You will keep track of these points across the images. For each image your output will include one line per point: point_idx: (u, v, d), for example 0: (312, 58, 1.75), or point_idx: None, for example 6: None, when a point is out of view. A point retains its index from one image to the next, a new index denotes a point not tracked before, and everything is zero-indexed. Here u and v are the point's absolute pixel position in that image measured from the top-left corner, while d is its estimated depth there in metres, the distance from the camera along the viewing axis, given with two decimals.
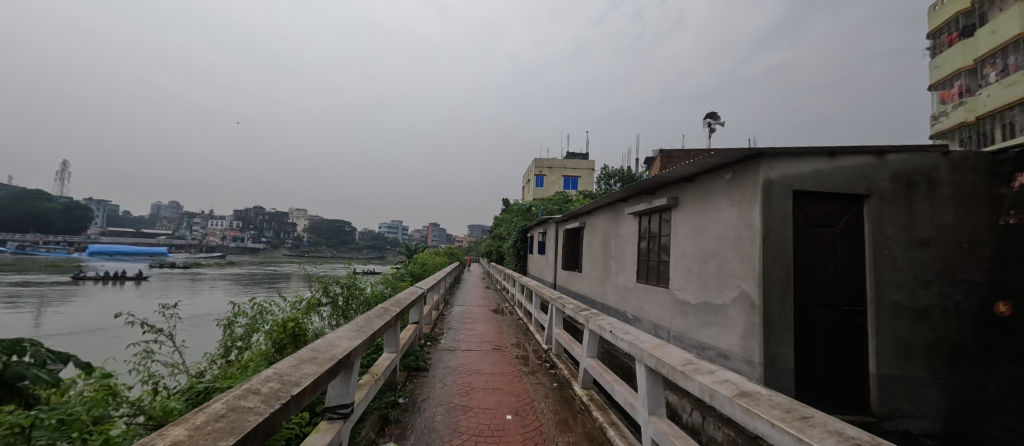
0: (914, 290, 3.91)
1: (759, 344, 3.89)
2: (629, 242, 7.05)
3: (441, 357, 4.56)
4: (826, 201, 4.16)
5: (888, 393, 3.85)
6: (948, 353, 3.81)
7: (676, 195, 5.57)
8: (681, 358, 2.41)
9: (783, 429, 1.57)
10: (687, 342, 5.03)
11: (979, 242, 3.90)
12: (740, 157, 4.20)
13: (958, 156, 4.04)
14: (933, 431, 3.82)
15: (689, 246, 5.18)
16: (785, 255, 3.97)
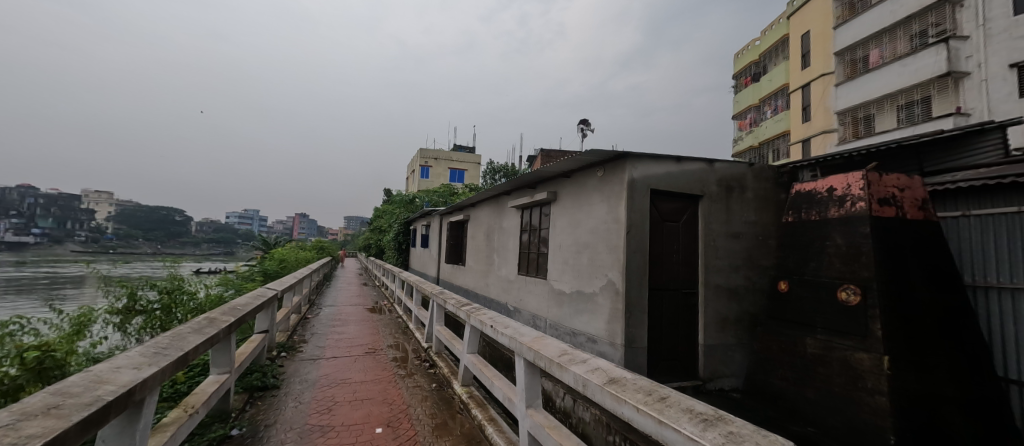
0: (729, 274, 4.77)
1: (621, 327, 4.25)
2: (511, 235, 7.14)
3: (298, 370, 3.89)
4: (674, 199, 4.72)
5: (711, 359, 4.63)
6: (747, 323, 4.80)
7: (555, 190, 5.79)
8: (557, 349, 2.40)
9: (645, 412, 1.62)
10: (562, 329, 5.28)
11: (768, 236, 5.01)
12: (609, 156, 4.51)
13: (760, 167, 5.03)
14: (737, 385, 4.76)
15: (566, 239, 5.43)
16: (643, 246, 4.40)
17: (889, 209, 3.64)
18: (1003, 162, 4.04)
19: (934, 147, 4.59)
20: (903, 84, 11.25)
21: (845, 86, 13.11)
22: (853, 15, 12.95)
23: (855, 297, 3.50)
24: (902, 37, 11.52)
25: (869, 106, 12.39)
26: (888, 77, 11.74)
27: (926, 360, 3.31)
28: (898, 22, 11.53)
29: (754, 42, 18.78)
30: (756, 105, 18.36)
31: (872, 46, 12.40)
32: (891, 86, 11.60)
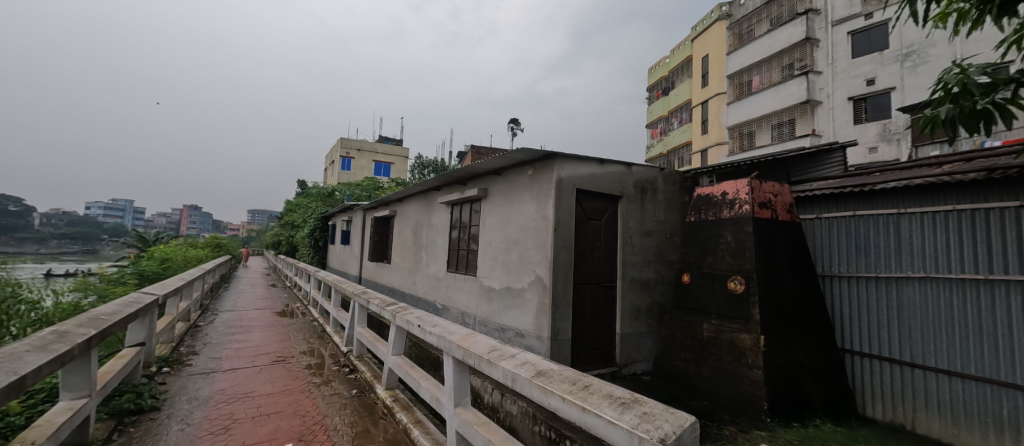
0: (643, 268, 5.12)
1: (548, 321, 4.33)
2: (440, 232, 6.95)
3: (185, 387, 3.36)
4: (598, 198, 4.93)
5: (626, 347, 4.94)
6: (657, 312, 5.22)
7: (486, 187, 5.73)
8: (486, 345, 2.35)
9: (571, 402, 1.69)
10: (491, 326, 5.26)
11: (676, 233, 5.47)
12: (537, 155, 4.57)
13: (670, 172, 5.48)
14: (648, 369, 5.14)
15: (496, 236, 5.40)
16: (569, 243, 4.54)
17: (767, 212, 4.12)
18: (841, 178, 4.71)
19: (795, 161, 6.28)
20: (774, 107, 13.72)
21: (734, 105, 15.18)
22: (741, 44, 15.10)
23: (739, 285, 3.94)
24: (776, 67, 13.91)
25: (752, 123, 14.56)
26: (765, 101, 14.04)
27: (799, 338, 3.86)
28: (774, 55, 13.89)
29: (664, 60, 20.48)
30: (665, 117, 20.02)
31: (754, 73, 14.63)
32: (768, 107, 13.92)
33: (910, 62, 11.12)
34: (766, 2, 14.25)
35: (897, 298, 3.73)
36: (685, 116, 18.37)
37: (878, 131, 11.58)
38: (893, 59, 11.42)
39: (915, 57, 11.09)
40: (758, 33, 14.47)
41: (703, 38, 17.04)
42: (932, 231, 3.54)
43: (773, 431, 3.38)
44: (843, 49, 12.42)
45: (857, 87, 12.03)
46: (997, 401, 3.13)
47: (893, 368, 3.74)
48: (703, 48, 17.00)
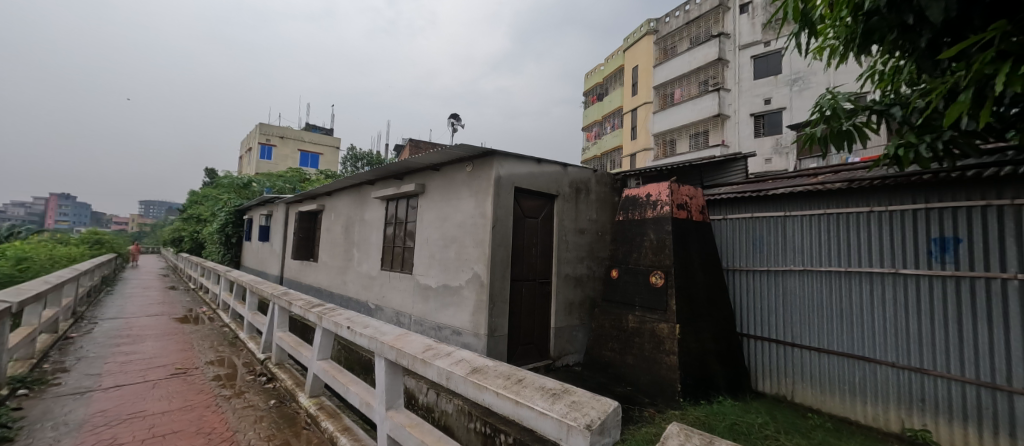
0: (576, 264, 5.31)
1: (484, 317, 4.31)
2: (373, 228, 6.62)
3: (51, 411, 2.83)
4: (535, 197, 5.00)
5: (560, 340, 5.09)
6: (589, 306, 5.45)
7: (423, 183, 5.56)
8: (420, 344, 2.27)
9: (504, 396, 1.72)
10: (427, 324, 5.12)
11: (607, 231, 5.75)
12: (476, 152, 4.52)
13: (603, 174, 5.74)
14: (579, 360, 5.35)
15: (433, 233, 5.26)
16: (507, 240, 4.56)
17: (684, 213, 4.48)
18: (744, 183, 5.23)
19: (706, 166, 7.05)
20: (694, 119, 14.96)
21: (659, 114, 16.21)
22: (666, 59, 16.14)
23: (660, 279, 4.24)
24: (694, 82, 15.22)
25: (673, 132, 15.81)
26: (685, 112, 15.29)
27: (710, 326, 4.27)
28: (692, 71, 15.18)
29: (598, 68, 21.42)
30: (599, 121, 21.01)
31: (676, 86, 15.85)
32: (688, 119, 15.17)
33: (797, 85, 12.81)
34: (687, 23, 15.61)
35: (783, 288, 4.23)
36: (616, 122, 19.43)
37: (773, 145, 13.23)
38: (785, 82, 13.11)
39: (801, 83, 12.80)
40: (680, 50, 15.72)
41: (633, 49, 18.12)
42: (810, 230, 4.04)
43: (684, 410, 3.70)
44: (748, 70, 13.94)
45: (757, 105, 13.60)
46: (855, 373, 3.66)
47: (779, 348, 4.23)
48: (633, 59, 18.06)
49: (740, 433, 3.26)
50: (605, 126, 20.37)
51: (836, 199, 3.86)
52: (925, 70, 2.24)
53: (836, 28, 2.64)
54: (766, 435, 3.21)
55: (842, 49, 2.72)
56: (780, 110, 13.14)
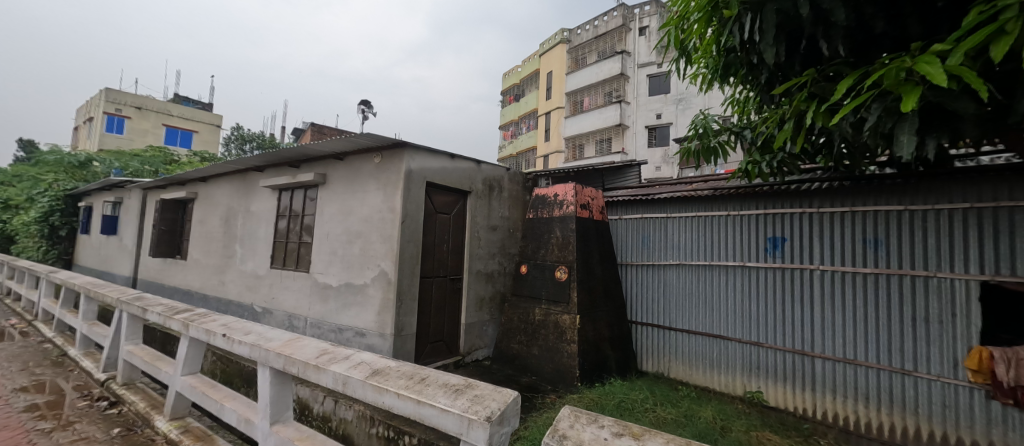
0: (487, 260, 5.38)
1: (391, 316, 4.15)
2: (263, 221, 5.91)
3: None
4: (448, 192, 4.95)
5: (469, 336, 5.12)
6: (498, 301, 5.56)
7: (324, 172, 5.12)
8: (316, 348, 2.11)
9: (405, 396, 1.68)
10: (325, 327, 4.74)
11: (518, 229, 5.94)
12: (386, 142, 4.32)
13: (515, 173, 5.91)
14: (488, 354, 5.44)
15: (335, 227, 4.89)
16: (416, 236, 4.44)
17: (586, 212, 4.84)
18: (638, 187, 5.81)
19: (608, 171, 7.71)
20: (599, 126, 16.12)
21: (571, 119, 17.24)
22: (577, 68, 17.19)
23: (564, 274, 4.52)
24: (601, 92, 16.41)
25: (582, 137, 16.91)
26: (592, 119, 16.48)
27: (606, 315, 4.68)
28: (598, 82, 16.35)
29: (515, 69, 21.89)
30: (515, 121, 21.50)
31: (585, 95, 16.97)
32: (594, 126, 16.37)
33: (681, 105, 14.61)
34: (595, 37, 16.78)
35: (663, 279, 4.80)
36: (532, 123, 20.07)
37: (662, 155, 14.93)
38: (672, 101, 14.78)
39: (683, 103, 14.62)
40: (590, 61, 16.86)
41: (548, 55, 18.90)
42: (684, 229, 4.65)
43: (581, 393, 4.00)
44: (644, 87, 15.44)
45: (651, 118, 15.19)
46: (714, 349, 4.32)
47: (659, 331, 4.80)
48: (548, 65, 18.84)
49: (626, 410, 3.65)
50: (521, 126, 20.91)
51: (704, 204, 4.50)
52: (765, 102, 2.76)
53: (704, 59, 3.08)
54: (647, 409, 3.65)
55: (709, 78, 3.19)
56: (668, 125, 14.83)
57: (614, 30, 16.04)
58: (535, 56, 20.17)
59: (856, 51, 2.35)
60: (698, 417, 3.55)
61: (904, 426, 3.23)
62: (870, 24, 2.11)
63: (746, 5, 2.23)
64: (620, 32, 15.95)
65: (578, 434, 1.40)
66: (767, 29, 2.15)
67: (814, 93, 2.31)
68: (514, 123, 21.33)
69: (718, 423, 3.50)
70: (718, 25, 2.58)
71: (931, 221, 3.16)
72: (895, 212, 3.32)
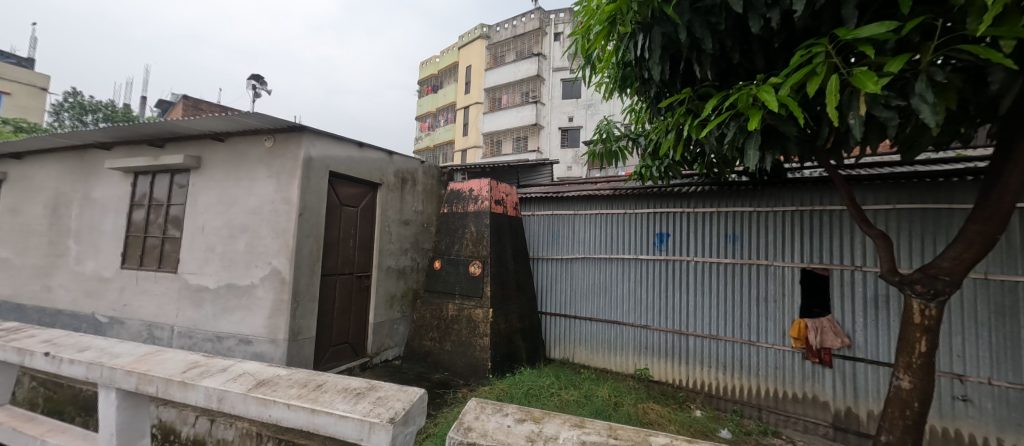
0: (399, 256, 5.15)
1: (285, 319, 3.74)
2: (112, 210, 4.88)
3: None
4: (354, 184, 4.61)
5: (378, 336, 4.85)
6: (410, 298, 5.37)
7: (198, 155, 4.40)
8: (182, 361, 1.82)
9: (296, 406, 1.53)
10: (200, 336, 4.10)
11: (431, 223, 5.78)
12: (280, 125, 3.86)
13: (429, 166, 5.73)
14: (399, 353, 5.22)
15: (212, 219, 4.24)
16: (316, 230, 4.06)
17: (500, 208, 4.90)
18: (551, 185, 6.04)
19: (523, 168, 7.90)
20: (515, 125, 16.44)
21: (489, 115, 17.33)
22: (496, 65, 17.32)
23: (478, 269, 4.54)
24: (518, 92, 16.73)
25: (499, 134, 17.10)
26: (509, 116, 16.75)
27: (518, 308, 4.81)
28: (515, 82, 16.66)
29: (433, 59, 21.19)
30: (432, 113, 20.88)
31: (503, 92, 17.17)
32: (511, 123, 16.66)
33: (590, 111, 15.62)
34: (514, 36, 17.03)
35: (570, 272, 5.10)
36: (450, 116, 19.70)
37: (574, 156, 15.80)
38: (582, 105, 15.71)
39: (592, 109, 15.66)
40: (508, 60, 17.09)
41: (468, 49, 18.65)
42: (588, 225, 4.98)
43: (492, 384, 4.06)
44: (558, 91, 16.14)
45: (564, 121, 15.97)
46: (612, 334, 4.72)
47: (565, 320, 5.10)
48: (467, 59, 18.63)
49: (534, 396, 3.80)
50: (438, 119, 20.38)
51: (605, 202, 4.87)
52: (654, 113, 3.07)
53: (607, 69, 3.33)
54: (553, 394, 3.85)
55: (610, 87, 3.46)
56: (579, 128, 15.74)
57: (531, 32, 16.44)
58: (453, 49, 19.76)
59: (721, 76, 2.74)
60: (597, 396, 3.85)
61: (751, 387, 3.88)
62: (731, 54, 2.49)
63: (638, 25, 2.47)
64: (536, 35, 16.42)
65: (482, 425, 1.61)
66: (655, 49, 2.41)
67: (690, 109, 2.65)
68: (431, 115, 20.71)
69: (613, 399, 3.84)
70: (617, 39, 2.80)
71: (774, 220, 3.83)
72: (749, 212, 3.95)
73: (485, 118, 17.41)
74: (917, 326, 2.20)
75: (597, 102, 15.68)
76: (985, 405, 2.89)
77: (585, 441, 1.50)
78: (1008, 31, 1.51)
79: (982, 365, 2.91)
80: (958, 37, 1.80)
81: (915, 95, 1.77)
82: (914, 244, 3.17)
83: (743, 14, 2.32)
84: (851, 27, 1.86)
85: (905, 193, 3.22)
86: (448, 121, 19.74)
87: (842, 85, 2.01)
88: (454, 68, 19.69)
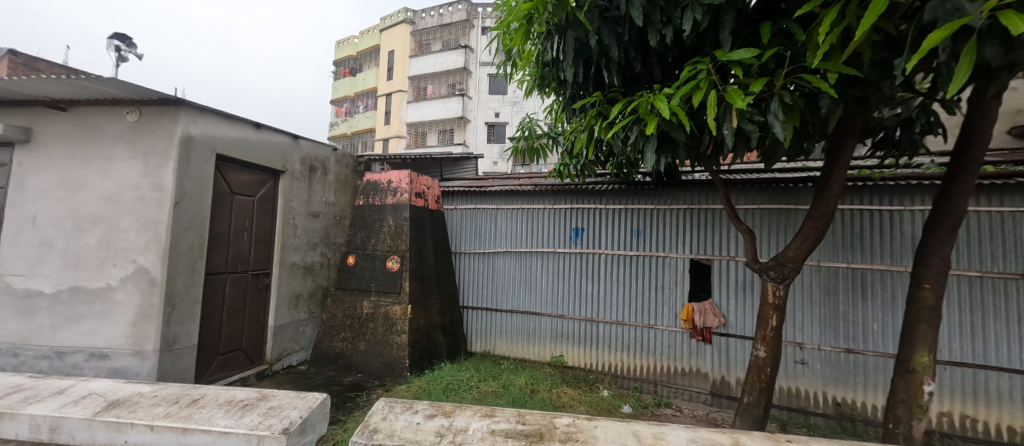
0: (306, 251, 4.71)
1: (155, 327, 3.20)
2: None
3: None
4: (248, 170, 4.10)
5: (279, 340, 4.38)
6: (319, 297, 4.95)
7: (29, 126, 3.53)
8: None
9: (163, 427, 1.37)
10: (32, 352, 3.32)
11: (344, 216, 5.38)
12: (149, 97, 3.27)
13: (343, 154, 5.32)
14: (306, 358, 4.79)
15: (49, 208, 3.40)
16: (199, 222, 3.53)
17: (421, 201, 4.74)
18: (474, 179, 6.02)
19: (446, 161, 7.76)
20: (441, 117, 16.02)
21: (413, 105, 16.67)
22: (421, 53, 16.66)
23: (396, 264, 4.36)
24: (444, 83, 16.30)
25: (423, 126, 16.54)
26: (433, 108, 16.27)
27: (438, 303, 4.72)
28: (441, 72, 16.19)
29: (351, 40, 19.67)
30: (350, 98, 19.38)
31: (428, 82, 16.60)
32: (436, 115, 16.20)
33: (515, 108, 15.90)
34: (440, 26, 16.44)
35: (491, 266, 5.15)
36: (369, 102, 18.48)
37: (500, 152, 15.96)
38: (509, 102, 15.95)
39: (517, 107, 15.98)
40: (434, 49, 16.52)
41: (391, 33, 17.65)
42: (509, 220, 5.08)
43: (410, 382, 3.93)
44: (485, 85, 16.11)
45: (490, 116, 16.02)
46: (529, 324, 4.90)
47: (486, 313, 5.15)
48: (390, 44, 17.63)
49: (453, 391, 3.77)
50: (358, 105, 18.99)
51: (526, 197, 5.00)
52: (569, 113, 3.22)
53: (528, 67, 3.41)
54: (471, 387, 3.86)
55: (531, 84, 3.55)
56: (505, 124, 15.98)
57: (458, 22, 16.05)
58: (374, 30, 18.53)
59: (626, 84, 2.97)
60: (514, 385, 3.97)
61: (649, 365, 4.32)
62: (633, 64, 2.71)
63: (553, 27, 2.57)
64: (464, 27, 16.05)
65: (389, 425, 1.56)
66: (569, 52, 2.52)
67: (600, 112, 2.84)
68: (349, 100, 19.23)
69: (529, 387, 3.99)
70: (535, 39, 2.88)
71: (670, 217, 4.29)
72: (651, 209, 4.37)
73: (408, 107, 16.70)
74: (770, 306, 2.64)
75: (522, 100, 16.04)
76: (816, 366, 3.59)
77: (495, 429, 1.54)
78: (832, 66, 1.87)
79: (814, 334, 3.60)
80: (800, 67, 2.18)
81: (770, 113, 2.10)
82: (772, 238, 3.78)
83: (643, 28, 2.54)
84: (726, 50, 2.15)
85: (768, 195, 3.81)
86: (367, 108, 18.52)
87: (720, 100, 2.31)
88: (374, 51, 18.47)
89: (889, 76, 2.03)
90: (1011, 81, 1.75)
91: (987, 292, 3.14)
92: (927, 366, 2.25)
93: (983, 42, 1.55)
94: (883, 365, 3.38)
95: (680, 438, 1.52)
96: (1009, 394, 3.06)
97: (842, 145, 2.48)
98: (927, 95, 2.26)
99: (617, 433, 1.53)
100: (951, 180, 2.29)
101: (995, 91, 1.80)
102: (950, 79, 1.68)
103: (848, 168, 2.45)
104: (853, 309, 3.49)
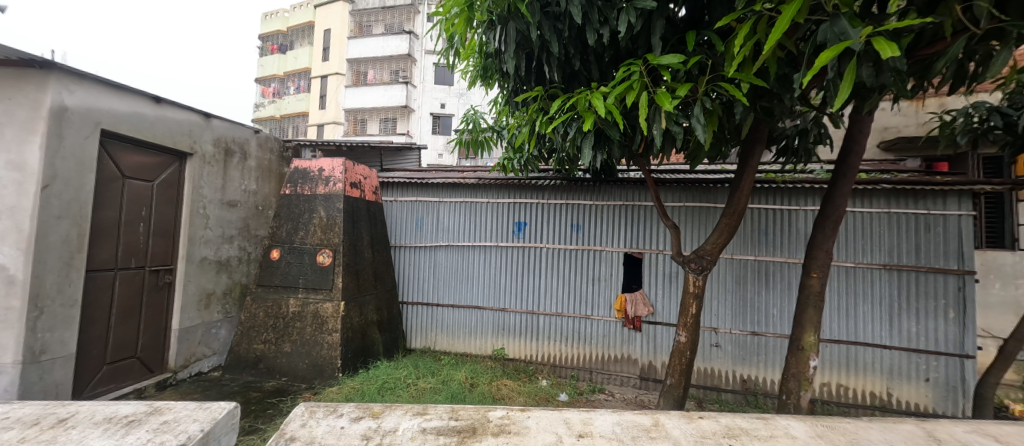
0: (220, 245, 4.24)
1: (15, 334, 2.68)
2: None
3: None
4: (144, 151, 3.56)
5: (185, 345, 3.90)
6: (237, 295, 4.48)
7: None
8: None
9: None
10: None
11: (267, 206, 4.92)
12: (5, 56, 2.70)
13: (267, 137, 4.85)
14: (219, 363, 4.32)
15: None
16: (77, 209, 3.00)
17: (357, 191, 4.47)
18: (416, 170, 5.81)
19: (386, 150, 7.41)
20: (382, 104, 15.25)
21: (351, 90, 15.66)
22: (361, 35, 15.70)
23: (326, 258, 4.07)
24: (386, 68, 15.58)
25: (363, 113, 15.66)
26: (374, 94, 15.40)
27: (374, 299, 4.49)
28: (383, 58, 15.43)
29: (280, 13, 17.91)
30: (279, 78, 17.67)
31: (369, 67, 15.75)
32: (376, 102, 15.35)
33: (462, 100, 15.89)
34: (382, 7, 15.54)
35: (432, 260, 5.02)
36: (302, 84, 17.05)
37: (445, 143, 15.75)
38: (455, 94, 15.87)
39: (464, 98, 15.96)
40: (375, 32, 15.65)
41: (326, 9, 16.38)
42: (451, 213, 4.98)
43: (342, 383, 3.70)
44: (430, 75, 15.82)
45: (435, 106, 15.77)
46: (470, 318, 4.86)
47: (427, 309, 5.02)
48: (326, 22, 16.33)
49: (389, 390, 3.62)
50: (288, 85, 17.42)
51: (468, 190, 4.93)
52: (511, 106, 3.21)
53: (471, 57, 3.33)
54: (409, 384, 3.74)
55: (475, 75, 3.46)
56: (450, 116, 15.87)
57: (401, 6, 15.28)
58: (306, 6, 17.01)
59: (566, 80, 3.02)
60: (453, 380, 3.92)
61: (585, 353, 4.50)
62: (573, 62, 2.75)
63: (494, 17, 2.51)
64: (408, 11, 15.39)
65: (310, 432, 1.45)
66: (510, 43, 2.48)
67: (541, 107, 2.86)
68: (277, 80, 17.57)
69: (468, 381, 3.96)
70: (478, 29, 2.81)
71: (606, 212, 4.48)
72: (589, 205, 4.53)
73: (346, 92, 15.69)
74: (690, 294, 2.86)
75: (467, 92, 16.17)
76: (727, 348, 3.98)
77: (426, 427, 1.49)
78: (745, 77, 2.04)
79: (726, 320, 3.98)
80: (720, 77, 2.36)
81: (694, 117, 2.25)
82: (693, 233, 4.10)
83: (583, 27, 2.59)
84: (657, 54, 2.25)
85: (692, 194, 4.13)
86: (300, 90, 17.08)
87: (650, 102, 2.43)
88: (308, 29, 17.07)
89: (790, 90, 2.28)
90: (879, 101, 2.03)
91: (860, 280, 3.68)
92: (812, 344, 2.58)
93: (861, 63, 1.79)
94: (780, 345, 3.84)
95: (607, 422, 1.58)
96: (872, 365, 3.63)
97: (752, 150, 2.76)
98: (819, 108, 2.57)
99: (549, 421, 1.56)
100: (835, 184, 2.63)
101: (869, 108, 2.07)
102: (836, 95, 1.91)
103: (756, 171, 2.73)
104: (759, 296, 3.91)
